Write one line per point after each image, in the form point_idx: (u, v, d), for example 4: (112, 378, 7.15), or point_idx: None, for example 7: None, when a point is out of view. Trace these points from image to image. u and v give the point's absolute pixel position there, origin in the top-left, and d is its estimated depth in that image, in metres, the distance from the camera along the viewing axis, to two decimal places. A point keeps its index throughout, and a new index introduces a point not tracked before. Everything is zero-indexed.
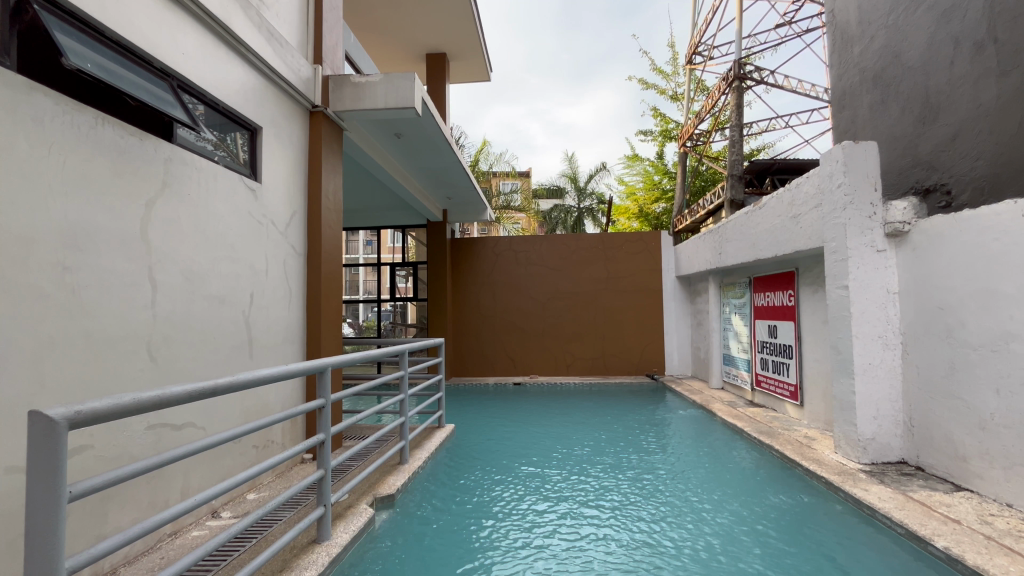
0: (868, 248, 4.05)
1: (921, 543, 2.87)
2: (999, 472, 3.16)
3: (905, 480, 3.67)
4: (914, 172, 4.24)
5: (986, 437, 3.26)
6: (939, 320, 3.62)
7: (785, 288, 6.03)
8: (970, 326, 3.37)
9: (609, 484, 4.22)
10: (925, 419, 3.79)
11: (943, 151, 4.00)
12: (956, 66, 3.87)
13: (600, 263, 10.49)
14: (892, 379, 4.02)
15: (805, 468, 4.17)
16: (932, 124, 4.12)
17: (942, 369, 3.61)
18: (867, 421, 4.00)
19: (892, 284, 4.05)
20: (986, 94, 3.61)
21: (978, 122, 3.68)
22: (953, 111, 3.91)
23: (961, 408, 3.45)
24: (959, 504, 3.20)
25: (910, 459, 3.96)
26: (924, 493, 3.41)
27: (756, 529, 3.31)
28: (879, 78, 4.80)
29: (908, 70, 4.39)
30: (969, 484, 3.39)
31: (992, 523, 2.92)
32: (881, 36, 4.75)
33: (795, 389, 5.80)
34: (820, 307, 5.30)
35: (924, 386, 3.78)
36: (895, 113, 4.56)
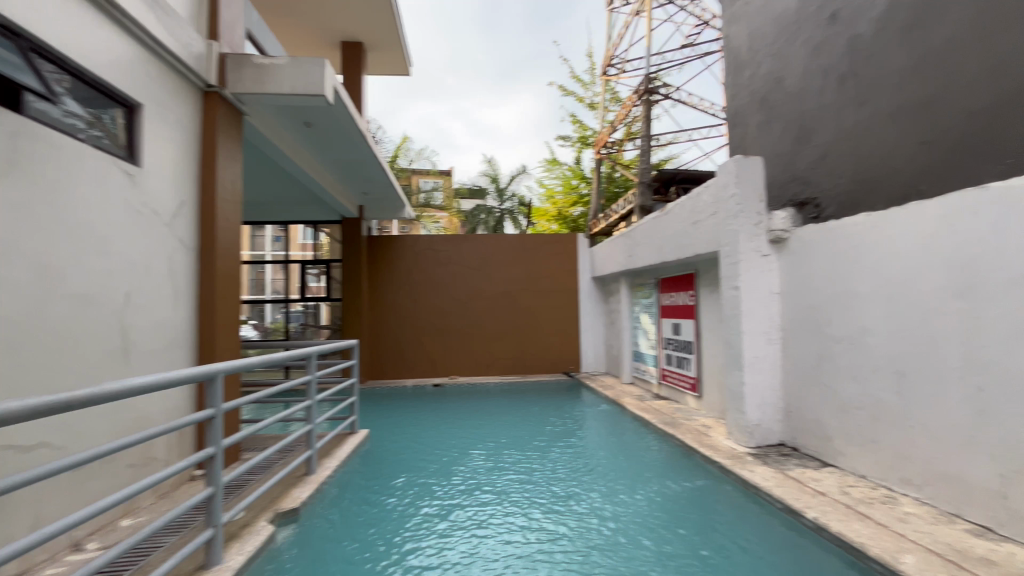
0: (755, 253, 4.48)
1: (796, 515, 3.22)
2: (855, 448, 3.66)
3: (783, 460, 4.12)
4: (792, 187, 4.80)
5: (845, 418, 3.76)
6: (810, 317, 4.11)
7: (686, 288, 6.52)
8: (833, 322, 3.87)
9: (524, 482, 4.30)
10: (799, 404, 4.28)
11: (813, 168, 4.56)
12: (825, 94, 4.42)
13: (519, 263, 10.64)
14: (775, 371, 4.48)
15: (703, 454, 4.53)
16: (806, 144, 4.66)
17: (812, 360, 4.10)
18: (753, 408, 4.44)
19: (775, 285, 4.51)
20: (848, 121, 4.15)
21: (841, 145, 4.22)
22: (821, 134, 4.47)
23: (826, 394, 3.94)
24: (825, 479, 3.66)
25: (788, 441, 4.45)
26: (798, 471, 3.85)
27: (656, 512, 3.58)
28: (765, 101, 5.33)
29: (788, 95, 4.93)
30: (833, 460, 3.89)
31: (849, 493, 3.37)
32: (766, 63, 5.30)
33: (695, 382, 6.29)
34: (716, 306, 5.80)
35: (798, 375, 4.27)
36: (778, 132, 5.10)
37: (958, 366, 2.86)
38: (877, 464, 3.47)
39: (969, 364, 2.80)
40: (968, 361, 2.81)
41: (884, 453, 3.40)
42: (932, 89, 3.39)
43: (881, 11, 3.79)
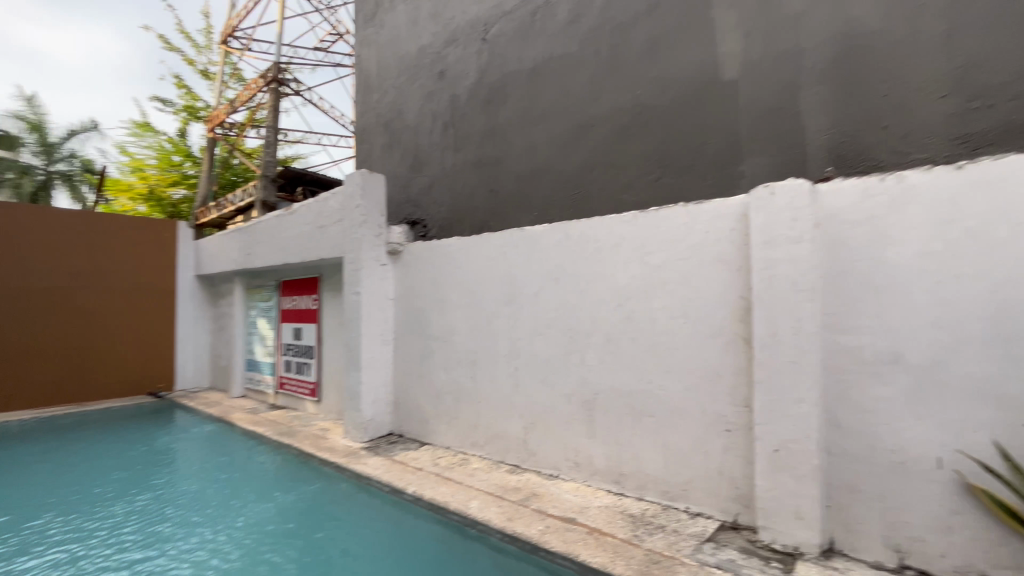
0: (375, 262, 4.87)
1: (398, 493, 3.62)
2: (444, 426, 4.51)
3: (391, 447, 4.61)
4: (406, 207, 5.52)
5: (438, 402, 4.57)
6: (416, 320, 4.80)
7: (309, 293, 6.41)
8: (432, 323, 4.63)
9: (72, 555, 3.15)
10: (405, 396, 4.91)
11: (422, 194, 5.37)
12: (433, 135, 5.30)
13: (79, 251, 7.78)
14: (388, 368, 4.98)
15: (319, 458, 4.52)
16: (419, 173, 5.44)
17: (416, 356, 4.79)
18: (368, 405, 4.80)
19: (390, 291, 5.02)
20: (448, 161, 5.11)
21: (442, 179, 5.15)
22: (429, 166, 5.32)
23: (425, 384, 4.69)
24: (422, 456, 4.32)
25: (395, 430, 5.02)
26: (403, 454, 4.39)
27: (266, 535, 3.34)
28: (388, 126, 5.89)
29: (406, 127, 5.64)
30: (428, 439, 4.66)
31: (438, 463, 4.11)
32: (391, 93, 5.90)
33: (314, 387, 6.23)
34: (338, 310, 5.95)
35: (405, 370, 4.90)
36: (398, 157, 5.73)
37: (506, 353, 3.98)
38: (457, 435, 4.38)
39: (511, 352, 3.94)
40: (511, 350, 3.95)
41: (462, 426, 4.34)
42: (498, 153, 4.62)
43: (472, 83, 4.90)
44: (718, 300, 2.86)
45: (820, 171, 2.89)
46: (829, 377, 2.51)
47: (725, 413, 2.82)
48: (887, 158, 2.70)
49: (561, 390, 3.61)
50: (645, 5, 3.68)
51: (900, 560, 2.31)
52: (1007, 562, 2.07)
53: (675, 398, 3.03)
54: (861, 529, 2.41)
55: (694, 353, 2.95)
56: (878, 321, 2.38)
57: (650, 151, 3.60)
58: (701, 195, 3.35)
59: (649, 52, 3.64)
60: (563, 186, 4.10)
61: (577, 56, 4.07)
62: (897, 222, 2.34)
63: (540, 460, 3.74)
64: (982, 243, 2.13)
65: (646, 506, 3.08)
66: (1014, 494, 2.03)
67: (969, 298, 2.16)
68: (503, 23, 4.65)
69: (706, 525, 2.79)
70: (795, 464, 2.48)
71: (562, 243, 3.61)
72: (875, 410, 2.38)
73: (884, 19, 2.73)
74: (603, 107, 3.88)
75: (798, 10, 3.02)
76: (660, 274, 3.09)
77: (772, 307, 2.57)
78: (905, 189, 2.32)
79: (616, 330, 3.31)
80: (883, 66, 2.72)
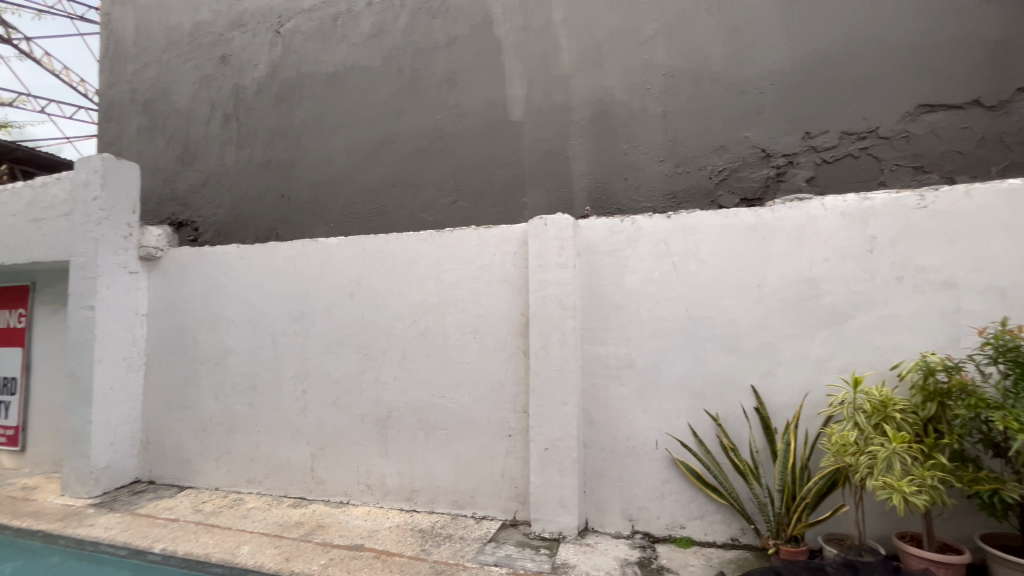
0: (120, 268, 3.93)
1: (141, 555, 2.91)
2: (212, 463, 3.85)
3: (134, 498, 3.70)
4: (170, 206, 4.62)
5: (205, 436, 3.89)
6: (178, 340, 4.01)
7: (10, 306, 4.79)
8: (200, 344, 3.94)
9: None
10: (158, 433, 4.04)
11: (193, 192, 4.58)
12: (210, 125, 4.58)
13: None
14: (133, 401, 4.02)
15: (17, 529, 3.30)
16: (189, 167, 4.62)
17: (176, 384, 3.99)
18: (101, 449, 3.78)
19: (141, 305, 4.10)
20: (228, 158, 4.47)
21: (220, 177, 4.48)
22: (203, 161, 4.57)
23: (188, 416, 3.95)
24: (179, 503, 3.59)
25: (143, 476, 4.07)
26: (151, 504, 3.57)
27: None
28: (147, 106, 4.85)
29: (172, 110, 4.74)
30: (190, 482, 3.92)
31: (202, 509, 3.47)
32: (151, 66, 4.89)
33: (14, 433, 4.65)
34: (59, 330, 4.58)
35: (160, 402, 4.04)
36: (159, 144, 4.76)
37: (293, 375, 3.64)
38: (229, 473, 3.79)
39: (300, 373, 3.62)
40: (299, 371, 3.62)
41: (236, 461, 3.78)
42: (291, 157, 4.26)
43: (262, 76, 4.43)
44: (503, 317, 3.14)
45: (582, 210, 3.46)
46: (586, 382, 2.98)
47: (508, 420, 3.10)
48: (627, 204, 3.38)
49: (354, 410, 3.46)
50: (445, 38, 3.90)
51: (631, 527, 2.86)
52: (695, 514, 2.76)
53: (465, 410, 3.20)
54: (607, 507, 2.91)
55: (482, 366, 3.17)
56: (619, 334, 2.94)
57: (447, 175, 3.79)
58: (490, 220, 3.65)
59: (448, 82, 3.86)
60: (361, 200, 3.99)
61: (379, 71, 4.06)
62: (631, 255, 2.94)
63: (329, 488, 3.50)
64: (681, 274, 2.85)
65: (437, 518, 3.16)
66: (699, 462, 2.73)
67: (674, 315, 2.86)
68: (301, 20, 4.36)
69: (489, 526, 3.00)
70: (560, 459, 2.87)
71: (358, 258, 3.50)
72: (617, 407, 2.92)
73: (625, 94, 3.45)
74: (405, 127, 3.94)
75: (568, 72, 3.59)
76: (454, 292, 3.26)
77: (544, 323, 2.94)
78: (637, 229, 2.94)
79: (411, 346, 3.35)
80: (624, 131, 3.43)
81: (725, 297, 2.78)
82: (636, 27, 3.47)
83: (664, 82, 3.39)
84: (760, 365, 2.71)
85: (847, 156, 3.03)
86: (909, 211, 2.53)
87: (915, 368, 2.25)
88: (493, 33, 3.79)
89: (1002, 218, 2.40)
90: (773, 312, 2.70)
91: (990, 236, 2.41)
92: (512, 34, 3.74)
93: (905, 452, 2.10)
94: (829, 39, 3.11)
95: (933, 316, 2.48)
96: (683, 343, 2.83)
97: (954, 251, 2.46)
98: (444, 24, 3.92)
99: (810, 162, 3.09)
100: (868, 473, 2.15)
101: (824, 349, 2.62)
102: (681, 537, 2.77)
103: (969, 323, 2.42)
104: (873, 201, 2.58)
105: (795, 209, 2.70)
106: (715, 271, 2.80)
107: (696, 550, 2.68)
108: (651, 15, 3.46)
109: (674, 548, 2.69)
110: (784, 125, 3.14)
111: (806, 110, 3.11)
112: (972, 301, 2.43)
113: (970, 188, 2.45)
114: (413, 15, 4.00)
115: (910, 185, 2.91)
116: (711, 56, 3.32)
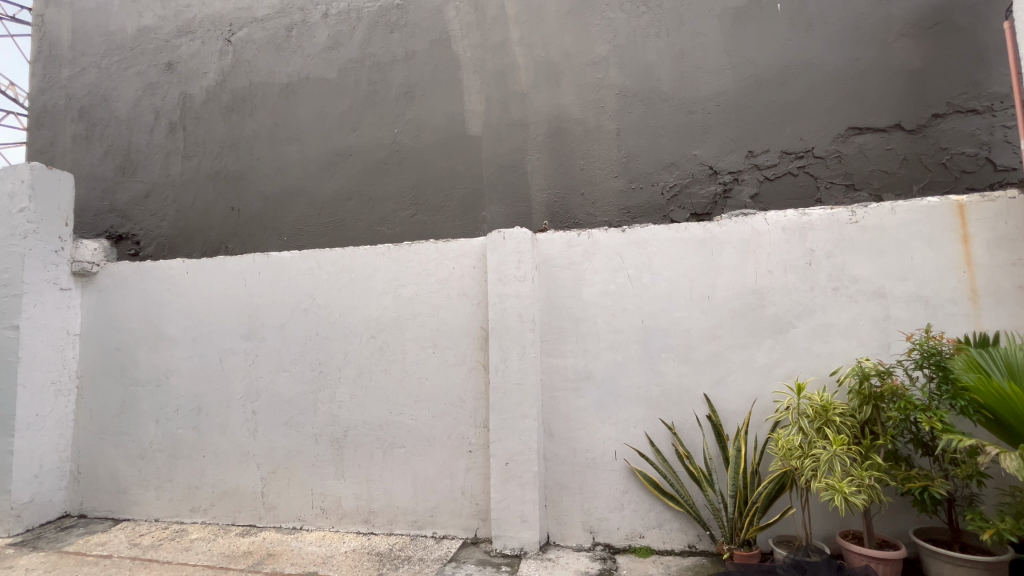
0: (49, 285, 3.65)
1: None
2: (152, 493, 3.60)
3: (62, 535, 3.40)
4: (109, 218, 4.36)
5: (144, 464, 3.64)
6: (115, 360, 3.75)
7: None
8: (140, 365, 3.70)
9: None
10: (92, 462, 3.74)
11: (134, 204, 4.34)
12: (154, 134, 4.37)
13: None
14: (63, 428, 3.71)
15: None
16: (130, 177, 4.38)
17: (112, 409, 3.72)
18: (25, 482, 3.46)
19: (73, 324, 3.81)
20: (173, 168, 4.27)
21: (164, 188, 4.27)
22: (146, 171, 4.34)
23: (126, 443, 3.68)
24: (113, 538, 3.32)
25: (73, 510, 3.75)
26: (81, 541, 3.28)
27: None
28: (84, 113, 4.58)
29: (113, 118, 4.50)
30: (127, 514, 3.64)
31: (139, 543, 3.23)
32: (90, 71, 4.63)
33: None
34: None
35: (94, 428, 3.75)
36: (97, 153, 4.49)
37: (242, 396, 3.47)
38: (171, 502, 3.55)
39: (249, 394, 3.46)
40: (248, 391, 3.46)
41: (179, 489, 3.55)
42: (242, 168, 4.11)
43: (211, 84, 4.29)
44: (462, 331, 3.12)
45: (540, 223, 3.50)
46: (546, 395, 2.99)
47: (468, 435, 3.06)
48: (583, 218, 3.45)
49: (308, 431, 3.33)
50: (402, 51, 3.90)
51: (592, 539, 2.87)
52: (653, 523, 2.80)
53: (425, 426, 3.14)
54: (567, 520, 2.92)
55: (442, 381, 3.13)
56: (577, 346, 2.97)
57: (405, 189, 3.76)
58: (449, 234, 3.64)
59: (406, 96, 3.85)
60: (316, 213, 3.89)
61: (335, 83, 4.00)
62: (588, 268, 3.00)
63: (280, 513, 3.34)
64: (636, 286, 2.92)
65: (395, 540, 3.07)
66: (655, 470, 2.78)
67: (629, 326, 2.92)
68: (253, 30, 4.27)
69: (450, 546, 2.94)
70: (520, 473, 2.85)
71: (312, 273, 3.40)
72: (576, 418, 2.94)
73: (580, 111, 3.55)
74: (361, 139, 3.89)
75: (525, 89, 3.66)
76: (412, 306, 3.22)
77: (504, 337, 2.94)
78: (593, 243, 3.00)
79: (368, 362, 3.27)
80: (580, 147, 3.51)
81: (678, 309, 2.86)
82: (590, 48, 3.59)
83: (617, 101, 3.50)
84: (712, 373, 2.80)
85: (787, 174, 3.21)
86: (842, 226, 2.71)
87: (851, 373, 2.39)
88: (451, 49, 3.82)
89: (923, 232, 2.60)
90: (723, 323, 2.81)
91: (913, 249, 2.61)
92: (470, 51, 3.78)
93: (844, 454, 2.23)
94: (767, 65, 3.32)
95: (866, 323, 2.64)
96: (638, 354, 2.89)
97: (883, 263, 2.64)
98: (402, 38, 3.92)
99: (753, 179, 3.25)
100: (812, 475, 2.26)
101: (770, 357, 2.74)
102: (640, 546, 2.80)
103: (898, 329, 2.60)
104: (810, 217, 2.75)
105: (741, 224, 2.83)
106: (668, 283, 2.89)
107: (655, 559, 2.71)
108: (604, 37, 3.58)
109: (635, 558, 2.71)
110: (729, 144, 3.31)
111: (749, 130, 3.29)
112: (900, 309, 2.61)
113: (895, 205, 2.64)
114: (370, 28, 3.99)
115: (843, 201, 3.11)
116: (661, 77, 3.47)
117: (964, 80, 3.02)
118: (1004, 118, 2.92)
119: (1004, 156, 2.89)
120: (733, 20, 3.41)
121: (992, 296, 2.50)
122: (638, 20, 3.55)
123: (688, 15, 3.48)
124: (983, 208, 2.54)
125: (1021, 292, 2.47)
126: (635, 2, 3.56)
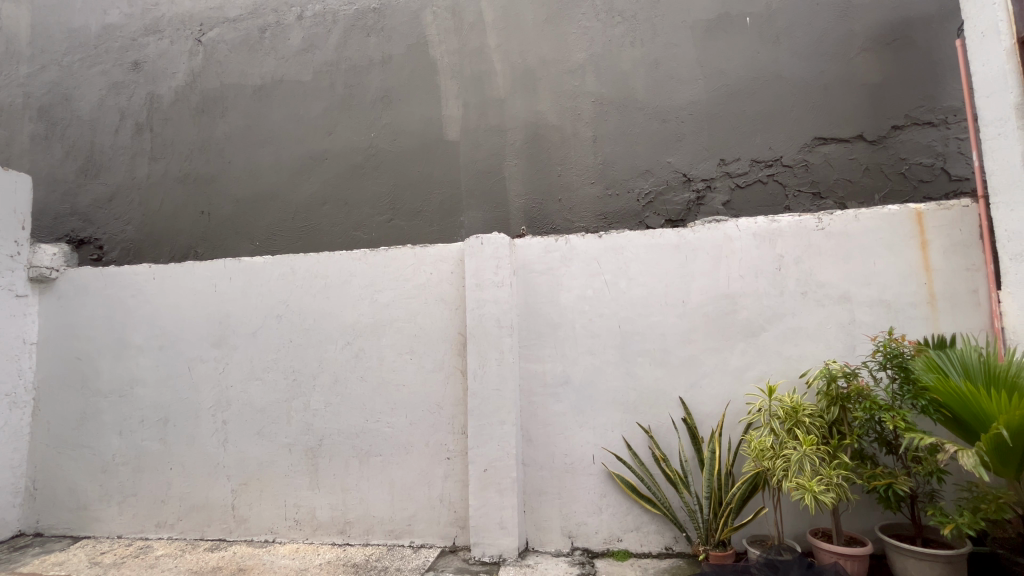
0: (3, 291, 3.47)
1: None
2: (114, 508, 3.45)
3: (17, 554, 3.23)
4: (69, 221, 4.19)
5: (106, 478, 3.49)
6: (76, 370, 3.59)
7: None
8: (103, 374, 3.55)
9: None
10: (49, 478, 3.56)
11: (96, 207, 4.17)
12: (119, 135, 4.22)
13: None
14: (17, 442, 3.53)
15: None
16: (92, 180, 4.21)
17: (72, 421, 3.56)
18: None
19: (30, 333, 3.64)
20: (139, 171, 4.13)
21: (130, 191, 4.13)
22: (110, 173, 4.19)
23: (87, 456, 3.52)
24: (72, 557, 3.17)
25: (28, 528, 3.56)
26: (37, 560, 3.13)
27: None
28: (44, 112, 4.40)
29: (75, 117, 4.33)
30: (87, 532, 3.48)
31: (100, 561, 3.09)
32: (50, 69, 4.44)
33: None
34: None
35: (51, 442, 3.58)
36: (57, 154, 4.32)
37: (212, 405, 3.36)
38: (134, 518, 3.41)
39: (218, 403, 3.35)
40: (218, 400, 3.35)
41: (143, 504, 3.41)
42: (212, 170, 4.01)
43: (180, 85, 4.17)
44: (441, 336, 3.10)
45: (518, 229, 3.51)
46: (524, 401, 2.99)
47: (446, 442, 3.04)
48: (561, 224, 3.47)
49: (280, 440, 3.25)
50: (379, 55, 3.88)
51: (571, 545, 2.88)
52: (630, 526, 2.83)
53: (402, 434, 3.10)
54: (546, 526, 2.91)
55: (420, 387, 3.10)
56: (555, 351, 2.99)
57: (382, 194, 3.72)
58: (426, 239, 3.62)
59: (383, 100, 3.82)
60: (289, 217, 3.81)
61: (310, 85, 3.95)
62: (566, 274, 3.02)
63: (252, 526, 3.24)
64: (613, 291, 2.96)
65: (371, 550, 3.01)
66: (633, 474, 2.81)
67: (607, 331, 2.95)
68: (225, 30, 4.18)
69: (427, 555, 2.90)
70: (499, 479, 2.84)
71: (286, 278, 3.33)
72: (554, 424, 2.95)
73: (557, 118, 3.58)
74: (337, 143, 3.84)
75: (502, 95, 3.68)
76: (389, 312, 3.18)
77: (482, 342, 2.93)
78: (571, 249, 3.03)
79: (343, 369, 3.21)
80: (557, 154, 3.55)
81: (654, 314, 2.91)
82: (567, 56, 3.63)
83: (594, 109, 3.55)
84: (687, 377, 2.85)
85: (757, 181, 3.30)
86: (810, 233, 2.80)
87: (819, 375, 2.46)
88: (429, 53, 3.81)
89: (884, 239, 2.71)
90: (697, 327, 2.86)
91: (876, 254, 2.72)
92: (447, 56, 3.78)
93: (814, 454, 2.29)
94: (738, 76, 3.42)
95: (833, 327, 2.73)
96: (616, 358, 2.92)
97: (848, 268, 2.74)
98: (378, 42, 3.90)
99: (725, 187, 3.33)
100: (783, 475, 2.32)
101: (742, 360, 2.81)
102: (618, 550, 2.82)
103: (863, 333, 2.70)
104: (779, 224, 2.83)
105: (714, 230, 2.90)
106: (644, 288, 2.93)
107: (633, 562, 2.74)
108: (581, 46, 3.63)
109: (612, 562, 2.73)
110: (702, 152, 3.39)
111: (721, 139, 3.38)
112: (864, 313, 2.71)
113: (858, 213, 2.75)
114: (346, 31, 3.95)
115: (811, 209, 3.21)
116: (636, 86, 3.53)
117: (921, 94, 3.17)
118: (957, 131, 3.08)
119: (957, 166, 3.05)
120: (705, 32, 3.50)
121: (948, 301, 2.62)
122: (614, 30, 3.61)
123: (662, 26, 3.56)
124: (939, 216, 2.66)
125: (975, 296, 2.59)
126: (610, 12, 3.63)
